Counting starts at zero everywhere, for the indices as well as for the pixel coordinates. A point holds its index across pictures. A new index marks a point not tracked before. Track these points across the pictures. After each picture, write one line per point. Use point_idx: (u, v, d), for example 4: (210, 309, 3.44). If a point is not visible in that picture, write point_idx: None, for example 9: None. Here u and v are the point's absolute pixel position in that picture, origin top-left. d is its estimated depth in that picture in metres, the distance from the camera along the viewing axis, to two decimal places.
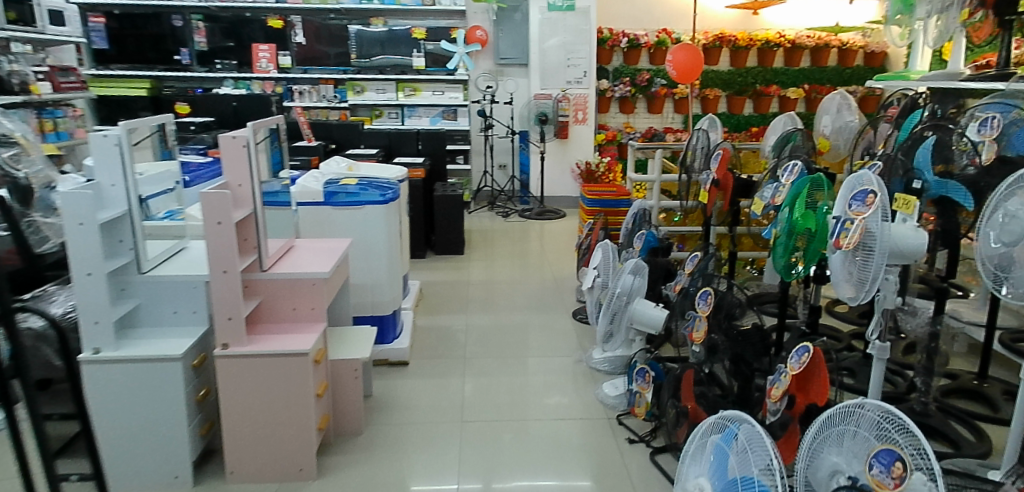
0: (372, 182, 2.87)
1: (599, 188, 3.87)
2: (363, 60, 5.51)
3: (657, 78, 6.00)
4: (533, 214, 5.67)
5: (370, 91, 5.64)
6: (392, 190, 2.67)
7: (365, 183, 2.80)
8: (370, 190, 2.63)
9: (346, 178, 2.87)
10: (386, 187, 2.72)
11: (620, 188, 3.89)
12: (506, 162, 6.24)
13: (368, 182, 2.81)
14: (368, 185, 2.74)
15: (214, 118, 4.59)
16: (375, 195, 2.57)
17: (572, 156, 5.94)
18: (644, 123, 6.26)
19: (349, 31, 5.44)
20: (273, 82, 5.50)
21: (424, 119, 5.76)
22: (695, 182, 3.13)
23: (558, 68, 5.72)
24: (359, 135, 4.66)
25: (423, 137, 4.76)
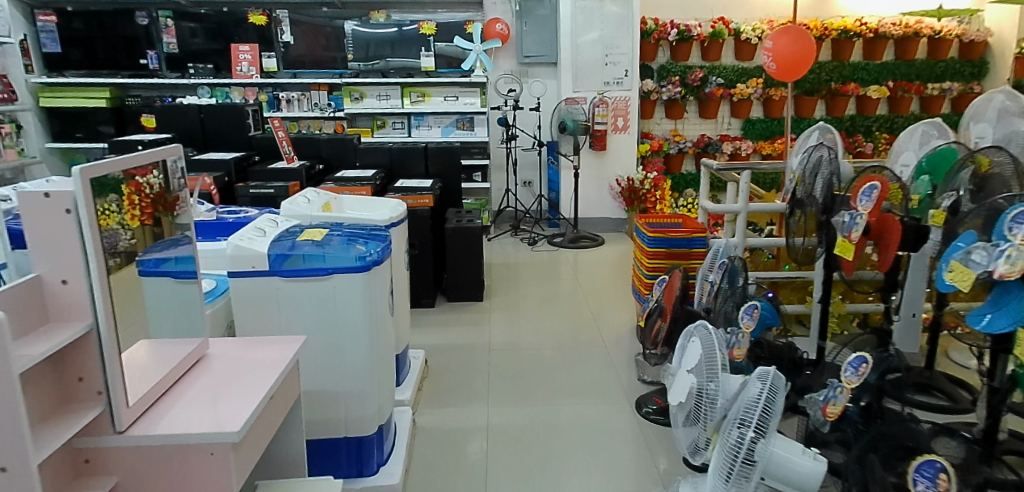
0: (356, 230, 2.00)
1: (659, 220, 2.95)
2: (362, 61, 4.69)
3: (711, 76, 5.04)
4: (564, 241, 4.75)
5: (371, 98, 4.78)
6: (380, 246, 1.78)
7: (343, 232, 1.92)
8: (347, 246, 1.74)
9: (316, 225, 2.01)
10: (372, 240, 1.83)
11: (688, 220, 2.96)
12: (531, 178, 5.35)
13: (347, 232, 1.93)
14: (346, 236, 1.86)
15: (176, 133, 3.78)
16: (349, 258, 1.66)
17: (610, 170, 5.00)
18: (694, 131, 5.31)
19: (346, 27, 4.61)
20: (256, 89, 4.70)
21: (435, 130, 4.91)
22: (814, 220, 2.19)
23: (593, 65, 4.79)
24: (355, 152, 3.80)
25: (432, 153, 3.87)
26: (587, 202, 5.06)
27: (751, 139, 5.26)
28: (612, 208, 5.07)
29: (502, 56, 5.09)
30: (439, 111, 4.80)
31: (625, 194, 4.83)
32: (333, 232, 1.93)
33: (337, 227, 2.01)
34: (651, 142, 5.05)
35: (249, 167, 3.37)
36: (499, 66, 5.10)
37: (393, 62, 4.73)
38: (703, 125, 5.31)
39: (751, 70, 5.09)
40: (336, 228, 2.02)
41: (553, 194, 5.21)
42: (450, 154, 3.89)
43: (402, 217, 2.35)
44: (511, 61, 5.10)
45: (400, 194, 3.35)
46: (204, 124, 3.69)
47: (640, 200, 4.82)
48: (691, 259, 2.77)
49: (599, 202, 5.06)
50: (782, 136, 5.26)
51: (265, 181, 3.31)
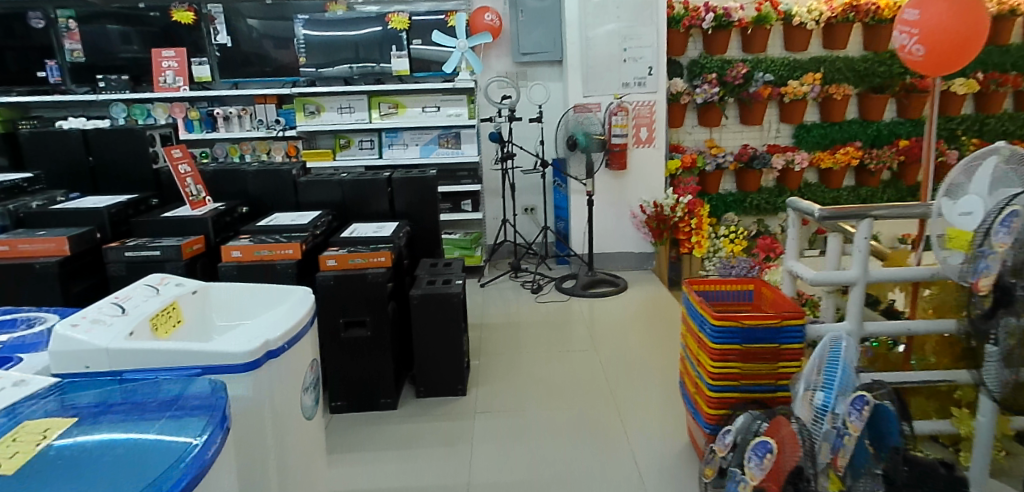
0: (180, 411, 0.91)
1: (712, 286, 2.02)
2: (322, 68, 3.79)
3: (755, 72, 4.08)
4: (576, 288, 3.76)
5: (329, 111, 3.83)
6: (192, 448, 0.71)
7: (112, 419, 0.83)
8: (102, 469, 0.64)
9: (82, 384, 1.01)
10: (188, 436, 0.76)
11: (763, 286, 2.02)
12: (533, 203, 4.36)
13: (148, 419, 0.84)
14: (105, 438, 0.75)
15: (47, 168, 2.75)
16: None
17: (631, 194, 4.02)
18: (734, 141, 4.36)
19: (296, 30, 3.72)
20: (185, 104, 3.75)
21: (412, 149, 3.96)
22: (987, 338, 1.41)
23: (607, 62, 3.80)
24: (296, 188, 2.85)
25: (400, 183, 2.90)
26: (603, 234, 4.07)
27: (806, 148, 4.31)
28: (636, 240, 4.09)
29: (492, 54, 4.14)
30: (417, 124, 3.84)
31: (650, 223, 3.87)
32: (115, 419, 0.84)
33: (132, 403, 0.92)
34: (683, 156, 4.07)
35: (134, 217, 2.42)
36: (490, 67, 4.16)
37: (359, 67, 3.81)
38: (746, 133, 4.36)
39: (806, 63, 4.13)
40: (139, 402, 0.94)
41: (562, 224, 4.23)
42: (422, 185, 2.91)
43: (302, 328, 1.37)
44: (505, 60, 4.14)
45: (346, 250, 2.38)
46: (90, 156, 2.72)
47: (670, 230, 3.87)
48: (780, 361, 1.77)
49: (619, 232, 4.08)
50: (845, 144, 4.29)
51: (154, 237, 2.36)
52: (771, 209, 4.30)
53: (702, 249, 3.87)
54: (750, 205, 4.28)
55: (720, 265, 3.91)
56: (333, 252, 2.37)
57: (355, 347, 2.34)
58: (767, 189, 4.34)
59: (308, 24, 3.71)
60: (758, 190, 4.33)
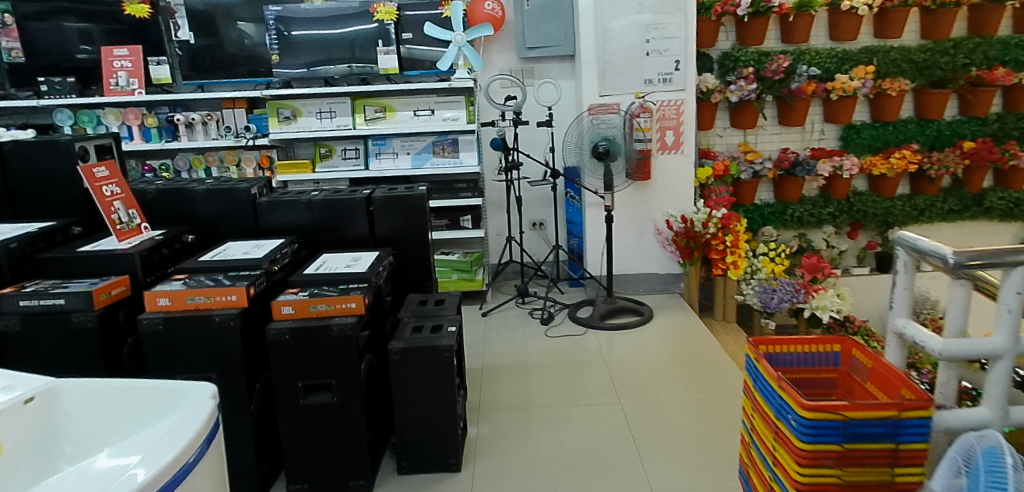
0: None
1: (781, 347, 1.53)
2: (301, 68, 3.30)
3: (797, 64, 3.58)
4: (593, 318, 3.24)
5: (307, 116, 3.35)
6: None
7: None
8: None
9: None
10: None
11: (852, 348, 1.53)
12: (542, 217, 3.85)
13: None
14: None
15: None
16: None
17: (655, 207, 3.51)
18: (770, 145, 3.86)
19: (281, 29, 3.27)
20: (141, 110, 3.26)
21: (403, 158, 3.47)
22: None
23: (627, 56, 3.30)
24: (255, 209, 2.35)
25: (384, 202, 2.41)
26: (623, 253, 3.56)
27: (855, 152, 3.80)
28: (660, 260, 3.58)
29: (494, 50, 3.64)
30: (407, 130, 3.35)
31: (678, 241, 3.36)
32: None
33: None
34: (714, 163, 3.56)
35: (43, 253, 1.92)
36: (492, 65, 3.65)
37: (345, 67, 3.34)
38: (785, 136, 3.86)
39: (856, 54, 3.61)
40: None
41: (575, 241, 3.72)
42: (410, 204, 2.43)
43: (186, 463, 0.83)
44: (509, 57, 3.64)
45: (308, 292, 1.88)
46: (3, 175, 2.25)
47: (701, 248, 3.37)
48: (896, 467, 1.24)
49: (642, 251, 3.56)
50: (899, 147, 3.76)
51: (66, 277, 1.87)
52: (815, 221, 3.81)
53: (738, 270, 3.41)
54: (791, 217, 3.79)
55: (760, 288, 3.41)
56: (291, 294, 1.87)
57: (317, 418, 1.83)
58: (810, 199, 3.85)
59: (297, 24, 3.27)
60: (799, 200, 3.83)
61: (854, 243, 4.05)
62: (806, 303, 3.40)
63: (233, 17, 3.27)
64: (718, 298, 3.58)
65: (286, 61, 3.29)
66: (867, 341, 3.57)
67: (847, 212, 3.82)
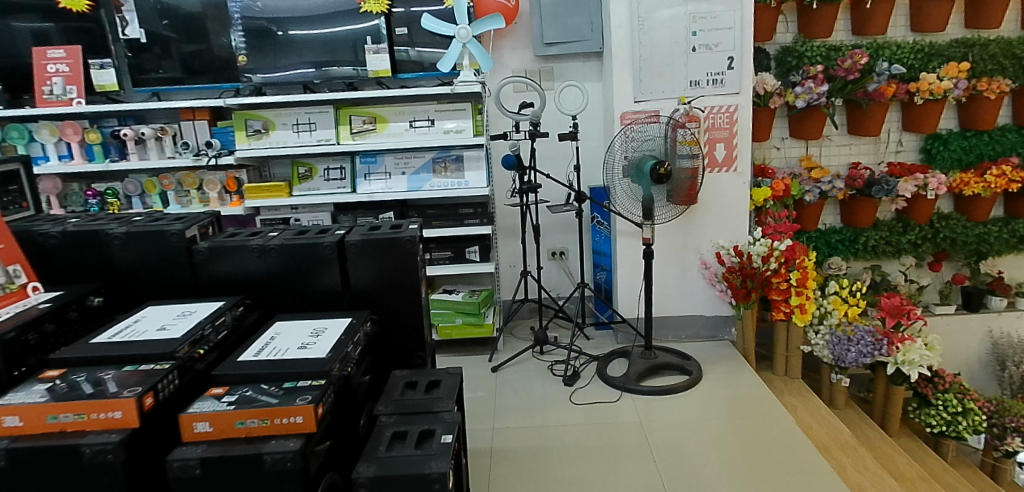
0: None
1: None
2: (280, 73, 2.78)
3: (876, 61, 2.89)
4: (629, 377, 2.63)
5: (281, 128, 2.78)
6: None
7: None
8: None
9: None
10: None
11: None
12: (563, 246, 3.25)
13: None
14: None
15: None
16: None
17: (702, 236, 2.89)
18: (837, 159, 3.20)
19: (279, 29, 2.74)
20: (82, 123, 2.70)
21: (395, 178, 2.89)
22: None
23: (670, 53, 2.69)
24: (191, 259, 1.78)
25: (362, 246, 1.82)
26: (662, 292, 2.95)
27: (940, 167, 3.12)
28: (705, 299, 2.97)
29: (505, 46, 3.03)
30: (402, 145, 2.77)
31: (732, 278, 2.80)
32: None
33: None
34: (774, 182, 2.94)
35: None
36: (505, 65, 3.05)
37: (331, 71, 2.78)
38: (855, 147, 3.19)
39: (947, 48, 2.92)
40: None
41: (604, 275, 3.12)
42: (395, 249, 1.83)
43: None
44: (524, 55, 3.04)
45: (236, 396, 1.29)
46: None
47: (760, 287, 2.77)
48: None
49: (685, 289, 2.96)
50: (996, 162, 3.07)
51: None
52: (892, 250, 3.14)
53: (805, 316, 2.76)
54: (865, 246, 3.13)
55: (832, 337, 2.83)
56: (211, 399, 1.28)
57: None
58: (885, 223, 3.19)
59: (297, 22, 2.73)
60: (872, 224, 3.18)
61: (936, 275, 3.39)
62: (888, 357, 2.78)
63: (192, 11, 2.73)
64: (778, 348, 2.96)
65: (285, 62, 2.76)
66: (962, 400, 2.92)
67: (930, 240, 3.14)
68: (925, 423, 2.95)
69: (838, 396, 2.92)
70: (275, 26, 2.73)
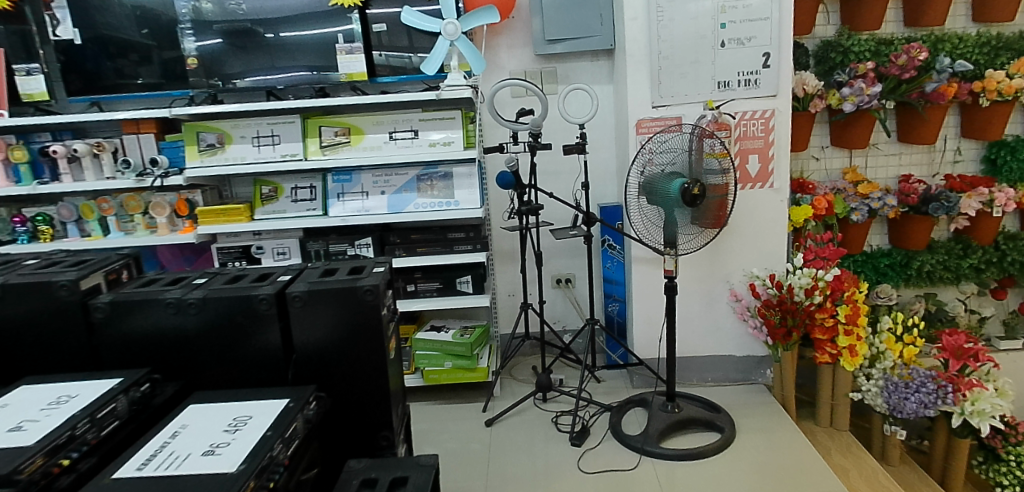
0: None
1: None
2: (242, 79, 2.40)
3: (934, 56, 2.47)
4: (648, 435, 2.21)
5: (239, 142, 2.39)
6: None
7: None
8: None
9: None
10: None
11: None
12: (570, 272, 2.84)
13: None
14: None
15: None
16: None
17: (732, 263, 2.48)
18: (886, 171, 2.76)
19: (267, 32, 2.37)
20: (5, 139, 2.34)
21: (371, 198, 2.47)
22: None
23: (694, 49, 2.27)
24: (87, 318, 1.39)
25: (308, 298, 1.43)
26: (685, 328, 2.55)
27: (1007, 178, 2.63)
28: (733, 335, 2.56)
29: (502, 45, 2.63)
30: (379, 161, 2.36)
31: (770, 314, 2.37)
32: None
33: None
34: (815, 199, 2.50)
35: None
36: (502, 66, 2.65)
37: (302, 76, 2.40)
38: (905, 157, 2.75)
39: (1018, 40, 2.47)
40: None
41: (617, 308, 2.69)
42: (351, 301, 1.43)
43: None
44: (524, 54, 2.63)
45: None
46: None
47: (802, 325, 2.35)
48: None
49: (711, 324, 2.55)
50: None
51: None
52: (950, 277, 2.69)
53: (854, 361, 2.35)
54: (919, 272, 2.68)
55: (886, 384, 2.39)
56: None
57: None
58: (943, 244, 2.73)
59: (264, 22, 2.36)
60: (927, 247, 2.72)
61: (1001, 304, 2.93)
62: (954, 406, 2.30)
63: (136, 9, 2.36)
64: (822, 394, 2.52)
65: (281, 68, 2.39)
66: None
67: (996, 264, 2.69)
68: (995, 482, 2.49)
69: (892, 451, 2.46)
70: (240, 23, 2.35)
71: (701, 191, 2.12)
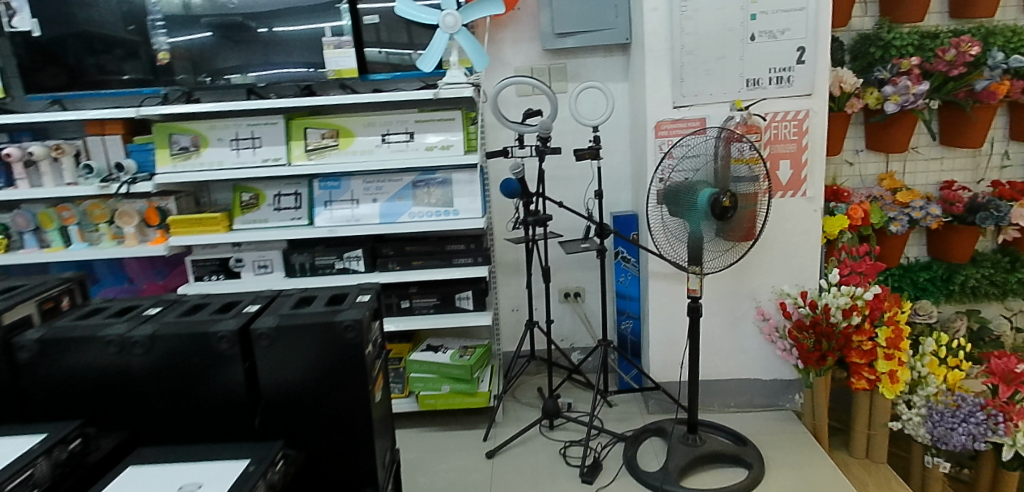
0: None
1: None
2: (219, 76, 2.17)
3: (986, 51, 2.21)
4: (671, 471, 1.97)
5: (215, 145, 2.17)
6: None
7: None
8: None
9: None
10: None
11: None
12: (579, 285, 2.60)
13: None
14: None
15: None
16: None
17: (759, 279, 2.25)
18: (925, 177, 2.52)
19: (259, 26, 2.14)
20: None
21: (360, 206, 2.24)
22: None
23: (721, 42, 2.04)
24: (12, 359, 1.19)
25: (276, 335, 1.22)
26: (706, 349, 2.32)
27: None
28: (758, 357, 2.33)
29: (507, 38, 2.39)
30: (370, 167, 2.14)
31: (803, 337, 2.12)
32: None
33: None
34: (851, 207, 2.26)
35: None
36: (506, 61, 2.41)
37: (284, 75, 2.17)
38: (948, 161, 2.50)
39: None
40: None
41: (630, 325, 2.44)
42: (327, 338, 1.22)
43: None
44: (530, 49, 2.39)
45: None
46: None
47: (839, 349, 2.07)
48: None
49: (735, 345, 2.32)
50: None
51: None
52: (997, 293, 2.44)
53: (895, 388, 2.09)
54: (962, 288, 2.42)
55: (930, 412, 2.13)
56: None
57: None
58: (989, 256, 2.49)
59: (241, 12, 2.13)
60: (970, 259, 2.48)
61: None
62: (1004, 439, 2.01)
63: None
64: (858, 422, 2.29)
65: (266, 64, 2.17)
66: None
67: None
68: None
69: (933, 485, 2.23)
70: (219, 14, 2.13)
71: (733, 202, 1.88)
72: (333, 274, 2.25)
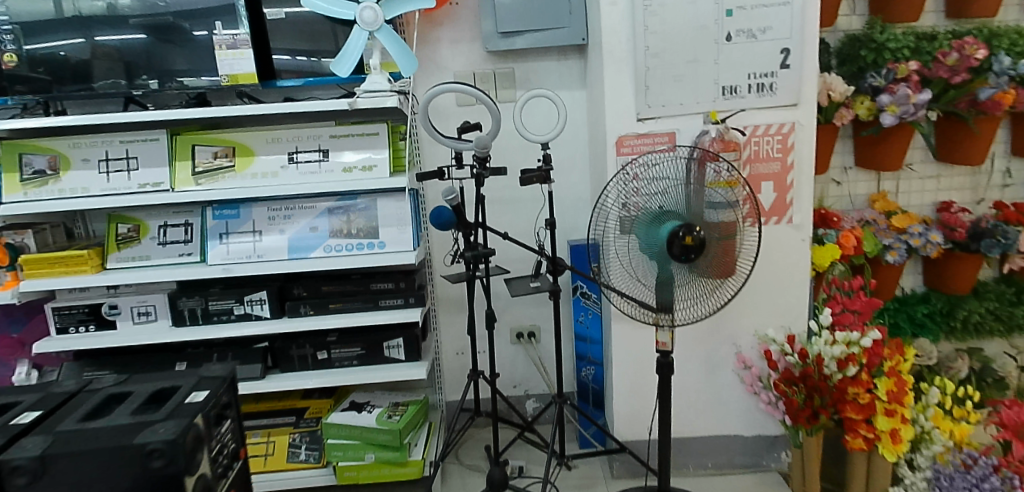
0: None
1: None
2: (99, 82, 1.77)
3: (991, 55, 1.92)
4: None
5: (79, 167, 1.76)
6: None
7: None
8: None
9: None
10: None
11: None
12: (533, 325, 2.24)
13: None
14: None
15: None
16: None
17: (739, 319, 1.93)
18: (920, 197, 2.24)
19: (197, 27, 1.74)
20: None
21: (264, 238, 1.85)
22: None
23: (692, 43, 1.71)
24: None
25: (46, 465, 0.94)
26: (679, 400, 1.99)
27: None
28: (739, 409, 2.01)
29: (444, 39, 2.03)
30: (271, 192, 1.75)
31: (792, 391, 1.79)
32: None
33: None
34: (842, 235, 1.95)
35: None
36: (443, 65, 2.05)
37: (167, 82, 1.77)
38: (945, 180, 2.22)
39: None
40: None
41: (593, 373, 2.09)
42: (124, 464, 0.95)
43: None
44: (471, 51, 2.04)
45: None
46: None
47: (835, 403, 1.72)
48: None
49: (711, 396, 1.99)
50: None
51: None
52: (1001, 330, 2.15)
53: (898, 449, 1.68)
54: (965, 324, 2.13)
55: (937, 476, 1.78)
56: None
57: None
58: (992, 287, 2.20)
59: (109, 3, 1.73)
60: (971, 291, 2.19)
61: None
62: None
63: None
64: (853, 486, 1.97)
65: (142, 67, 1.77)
66: None
67: None
68: None
69: None
70: (81, 7, 1.72)
71: (702, 239, 1.55)
72: (231, 321, 1.85)
